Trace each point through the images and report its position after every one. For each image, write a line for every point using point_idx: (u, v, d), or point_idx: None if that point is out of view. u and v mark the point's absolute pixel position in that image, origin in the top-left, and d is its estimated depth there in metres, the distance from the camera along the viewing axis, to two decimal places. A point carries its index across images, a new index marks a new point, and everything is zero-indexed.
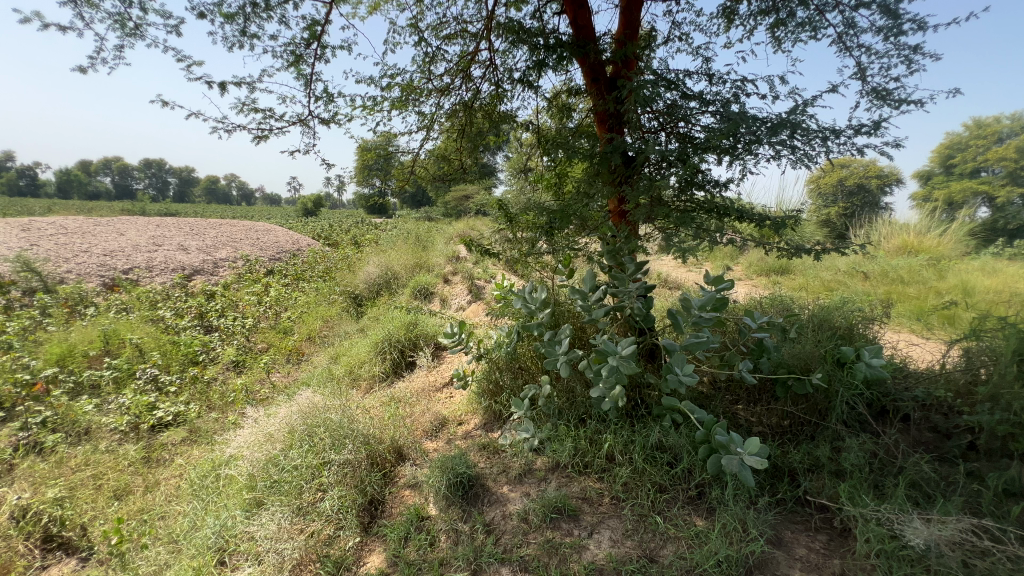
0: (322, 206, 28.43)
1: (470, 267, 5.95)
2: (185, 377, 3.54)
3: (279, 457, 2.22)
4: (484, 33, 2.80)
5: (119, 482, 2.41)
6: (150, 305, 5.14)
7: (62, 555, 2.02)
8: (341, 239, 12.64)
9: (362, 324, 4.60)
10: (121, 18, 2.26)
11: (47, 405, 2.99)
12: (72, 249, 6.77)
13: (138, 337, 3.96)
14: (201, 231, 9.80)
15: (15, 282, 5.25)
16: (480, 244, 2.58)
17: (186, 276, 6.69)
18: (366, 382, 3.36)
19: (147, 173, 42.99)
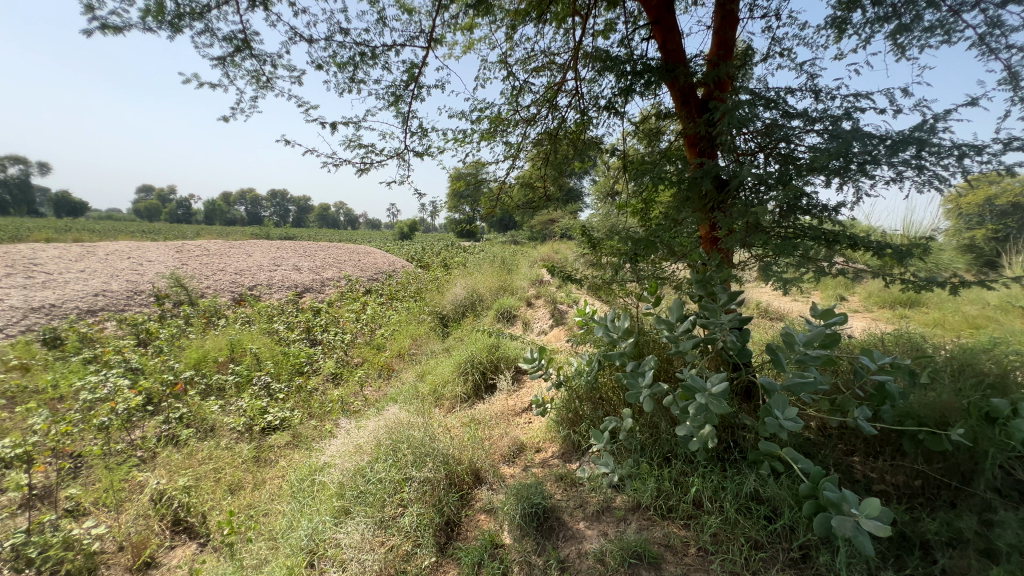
0: (416, 231, 30.41)
1: (553, 291, 5.96)
2: (292, 385, 3.90)
3: (366, 469, 2.34)
4: (571, 63, 2.87)
5: (233, 477, 2.69)
6: (268, 318, 5.79)
7: (186, 539, 2.29)
8: (432, 261, 13.36)
9: (447, 344, 4.77)
10: (257, 74, 2.66)
11: (183, 402, 3.46)
12: (212, 268, 7.88)
13: (256, 348, 4.46)
14: (312, 253, 10.92)
15: (168, 296, 6.22)
16: (563, 270, 2.58)
17: (298, 294, 7.46)
18: (449, 402, 3.46)
19: (272, 203, 49.15)
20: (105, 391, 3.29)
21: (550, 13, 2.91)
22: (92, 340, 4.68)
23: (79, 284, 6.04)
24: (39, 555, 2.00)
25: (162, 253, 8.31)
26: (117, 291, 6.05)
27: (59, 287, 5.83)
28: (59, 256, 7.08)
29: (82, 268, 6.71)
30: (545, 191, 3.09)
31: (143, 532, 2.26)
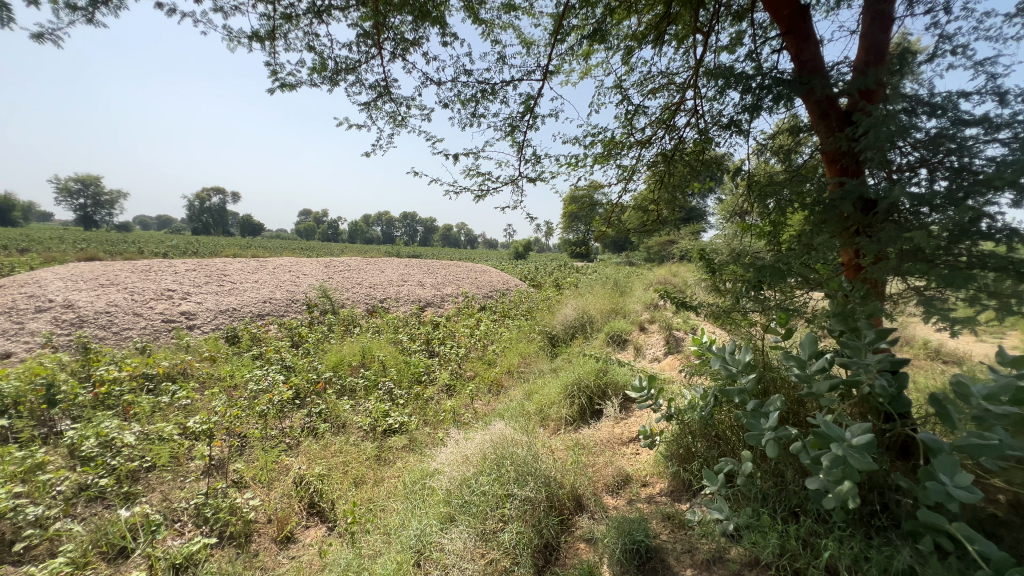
0: (530, 252, 31.27)
1: (669, 316, 5.65)
2: (411, 393, 4.21)
3: (471, 480, 2.42)
4: (691, 82, 2.75)
5: (358, 471, 2.98)
6: (394, 329, 6.36)
7: (318, 521, 2.58)
8: (544, 281, 13.56)
9: (556, 364, 4.78)
10: (395, 114, 3.02)
11: (323, 399, 3.94)
12: (352, 282, 8.94)
13: (383, 356, 4.93)
14: (435, 271, 11.81)
15: (317, 305, 7.18)
16: (677, 296, 2.44)
17: (421, 308, 8.10)
18: (555, 423, 3.45)
19: (404, 224, 54.40)
20: (265, 385, 3.89)
21: (670, 34, 2.84)
22: (260, 339, 5.59)
23: (254, 292, 7.28)
24: (212, 516, 2.42)
25: (315, 268, 9.67)
26: (280, 299, 7.17)
27: (240, 294, 7.09)
28: (242, 269, 8.63)
29: (257, 279, 8.08)
30: (660, 213, 2.98)
31: (286, 509, 2.61)
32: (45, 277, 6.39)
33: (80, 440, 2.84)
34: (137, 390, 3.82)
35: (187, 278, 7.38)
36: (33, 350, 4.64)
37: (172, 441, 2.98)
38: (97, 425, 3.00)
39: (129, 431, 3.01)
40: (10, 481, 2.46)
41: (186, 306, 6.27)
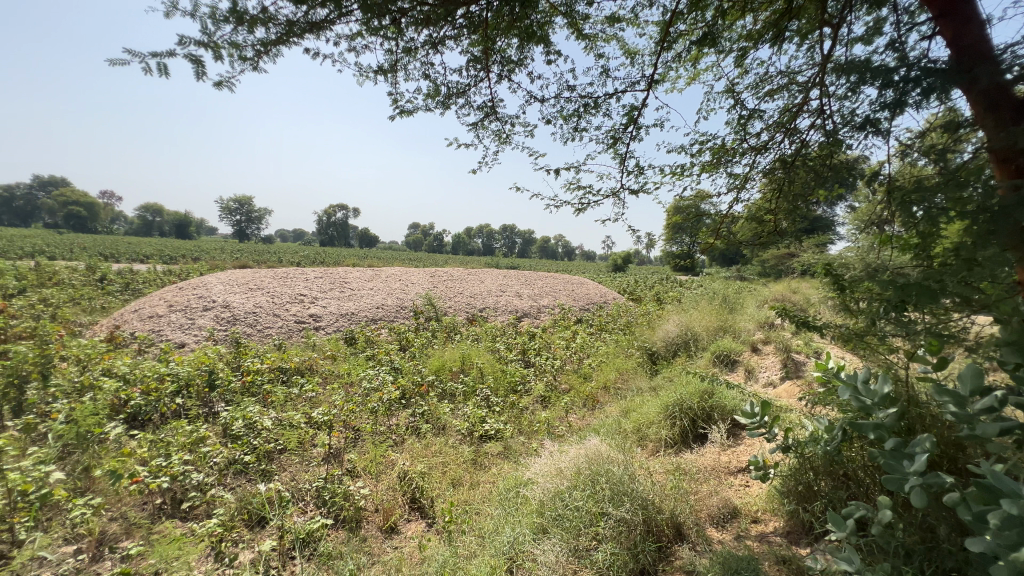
0: (630, 264, 30.39)
1: (787, 337, 5.11)
2: (507, 401, 4.29)
3: (565, 493, 2.39)
4: (816, 80, 2.50)
5: (456, 473, 3.11)
6: (492, 338, 6.56)
7: (418, 516, 2.74)
8: (644, 295, 13.06)
9: (655, 383, 4.56)
10: (500, 132, 3.16)
11: (425, 401, 4.19)
12: (454, 291, 9.41)
13: (481, 363, 5.10)
14: (533, 282, 11.98)
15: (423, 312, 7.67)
16: (798, 315, 2.21)
17: (518, 318, 8.26)
18: (653, 445, 3.28)
19: (503, 237, 56.11)
20: (377, 384, 4.23)
21: (793, 30, 2.61)
22: (373, 341, 6.11)
23: (369, 298, 8.00)
24: (329, 499, 2.68)
25: (421, 277, 10.35)
26: (391, 306, 7.77)
27: (358, 300, 7.83)
28: (359, 277, 9.53)
29: (372, 286, 8.87)
30: (776, 224, 2.73)
31: (391, 501, 2.80)
32: (210, 281, 7.64)
33: (230, 420, 3.32)
34: (274, 381, 4.39)
35: (316, 284, 8.33)
36: (200, 342, 5.56)
37: (300, 428, 3.36)
38: (243, 408, 3.50)
39: (267, 416, 3.46)
40: (181, 450, 2.96)
41: (314, 309, 7.07)
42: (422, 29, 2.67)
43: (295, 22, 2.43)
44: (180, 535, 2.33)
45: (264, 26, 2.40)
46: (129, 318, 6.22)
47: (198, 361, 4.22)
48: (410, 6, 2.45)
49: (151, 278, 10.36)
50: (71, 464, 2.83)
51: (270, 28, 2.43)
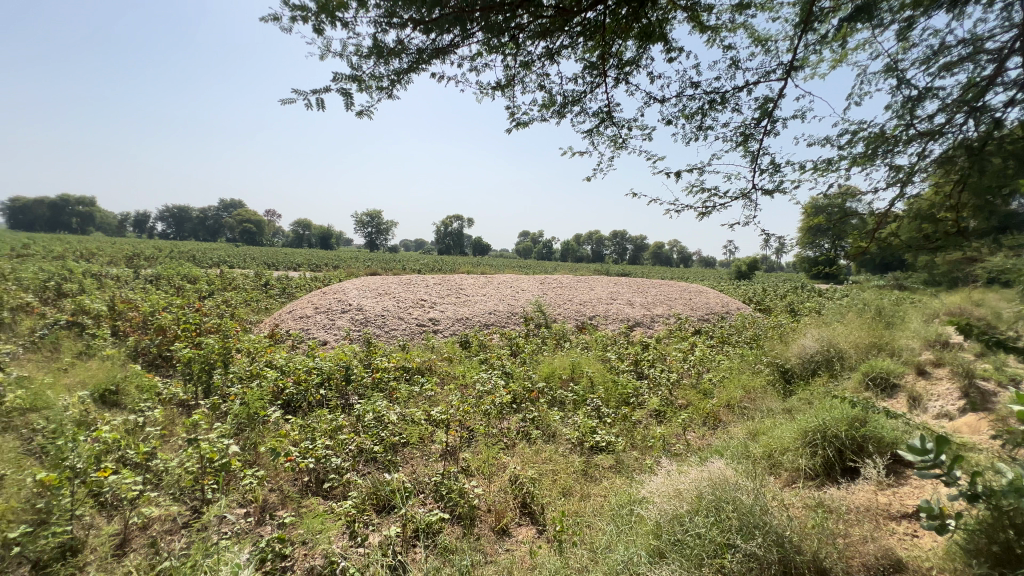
0: (756, 271, 27.71)
1: (967, 359, 4.22)
2: (619, 413, 4.15)
3: (684, 517, 2.24)
4: (1015, 44, 2.03)
5: (566, 482, 3.09)
6: (603, 346, 6.43)
7: (529, 521, 2.77)
8: (774, 305, 11.78)
9: (789, 405, 4.07)
10: (616, 137, 3.09)
11: (535, 407, 4.23)
12: (563, 298, 9.43)
13: (591, 372, 5.02)
14: (645, 290, 11.51)
15: (533, 318, 7.80)
16: (988, 335, 1.81)
17: (629, 327, 8.00)
18: (788, 475, 2.94)
19: (613, 243, 55.02)
20: (490, 387, 4.37)
21: None
22: (486, 346, 6.36)
23: (482, 304, 8.36)
24: (446, 494, 2.84)
25: (531, 284, 10.55)
26: (503, 312, 8.03)
27: (472, 305, 8.23)
28: (473, 283, 10.01)
29: (485, 292, 9.27)
30: (959, 222, 2.21)
31: (503, 503, 2.88)
32: (348, 287, 8.62)
33: (363, 412, 3.69)
34: (399, 378, 4.79)
35: (435, 290, 8.94)
36: (339, 340, 6.30)
37: (421, 424, 3.62)
38: (373, 402, 3.87)
39: (393, 411, 3.78)
40: (323, 436, 3.37)
41: (433, 313, 7.59)
42: (539, 41, 2.74)
43: (424, 49, 2.66)
44: (323, 511, 2.65)
45: (398, 56, 2.66)
46: (285, 317, 7.28)
47: (337, 358, 4.78)
48: (528, 20, 2.53)
49: (302, 283, 12.00)
50: (243, 440, 3.38)
51: (403, 58, 2.69)
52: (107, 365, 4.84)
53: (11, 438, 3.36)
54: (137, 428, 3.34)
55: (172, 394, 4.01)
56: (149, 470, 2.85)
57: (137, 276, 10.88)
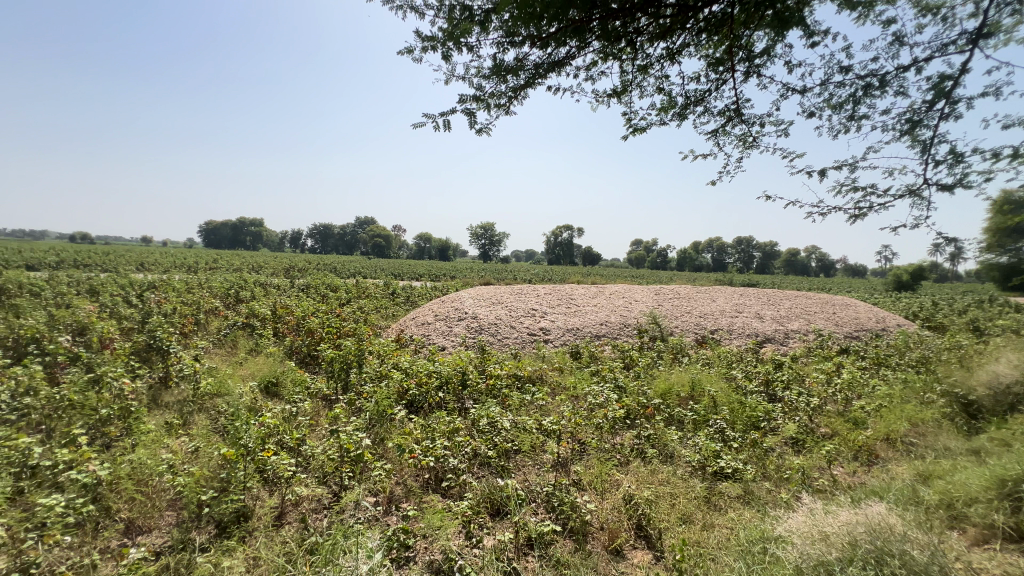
0: (922, 281, 23.38)
1: None
2: (747, 438, 3.74)
3: (833, 566, 1.95)
4: None
5: (686, 508, 2.89)
6: (727, 363, 5.91)
7: (645, 546, 2.64)
8: (950, 321, 9.79)
9: (975, 445, 3.34)
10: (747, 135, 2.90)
11: (651, 424, 4.02)
12: (681, 310, 8.89)
13: (713, 391, 4.63)
14: (777, 302, 10.37)
15: (648, 331, 7.47)
16: None
17: (758, 343, 7.27)
18: (977, 531, 2.39)
19: (737, 251, 50.66)
20: (602, 398, 4.30)
21: None
22: (597, 357, 6.25)
23: (593, 315, 8.24)
24: (557, 506, 2.83)
25: (644, 295, 10.13)
26: (615, 323, 7.84)
27: (583, 315, 8.16)
28: (584, 294, 9.92)
29: (596, 303, 9.12)
30: None
31: (616, 522, 2.79)
32: (464, 296, 9.11)
33: (477, 418, 3.83)
34: (512, 386, 4.91)
35: (546, 300, 9.04)
36: (456, 346, 6.68)
37: (533, 433, 3.66)
38: (487, 408, 4.00)
39: (505, 418, 3.87)
40: (442, 436, 3.58)
41: (544, 322, 7.68)
42: (659, 43, 2.66)
43: (541, 64, 2.74)
44: (442, 509, 2.82)
45: (515, 73, 2.78)
46: (409, 324, 7.92)
47: (454, 363, 5.06)
48: (648, 23, 2.46)
49: (423, 292, 12.98)
50: (374, 434, 3.74)
51: (521, 74, 2.80)
52: (270, 361, 5.71)
53: (204, 417, 4.13)
54: (292, 417, 3.88)
55: (318, 389, 4.59)
56: (300, 453, 3.28)
57: (293, 285, 12.72)
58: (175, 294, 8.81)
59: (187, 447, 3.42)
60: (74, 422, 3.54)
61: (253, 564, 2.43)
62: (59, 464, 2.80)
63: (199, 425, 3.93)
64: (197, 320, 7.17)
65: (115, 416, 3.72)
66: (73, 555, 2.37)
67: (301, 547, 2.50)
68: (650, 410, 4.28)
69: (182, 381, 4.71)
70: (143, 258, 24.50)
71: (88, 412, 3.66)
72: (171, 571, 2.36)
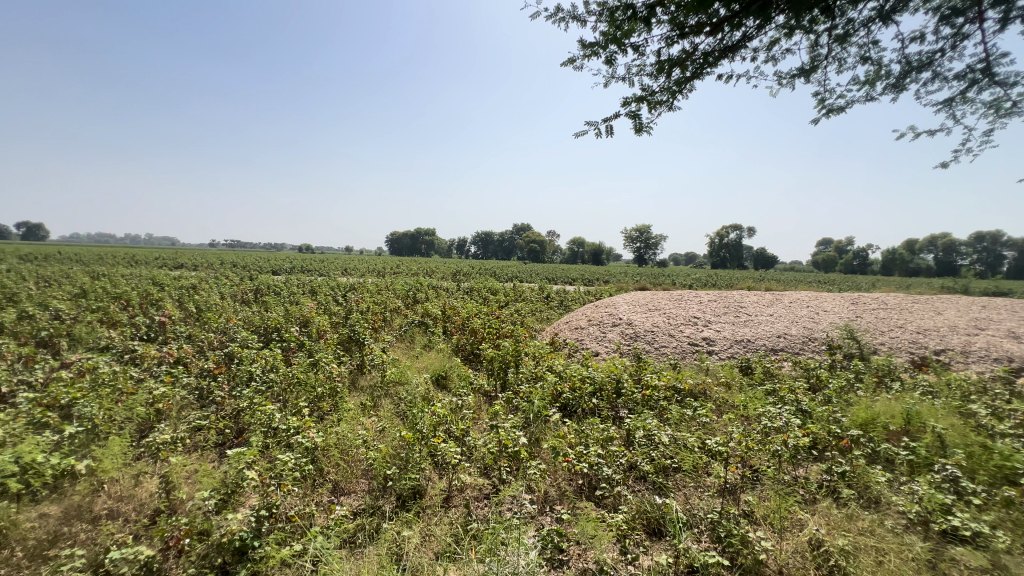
0: None
1: None
2: (995, 495, 2.87)
3: None
4: None
5: (899, 569, 2.36)
6: (961, 394, 4.62)
7: None
8: None
9: None
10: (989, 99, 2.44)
11: (847, 460, 3.36)
12: (890, 324, 7.29)
13: (942, 427, 3.64)
14: None
15: (841, 347, 6.33)
16: None
17: (1012, 371, 5.56)
18: None
19: (975, 250, 39.65)
20: (782, 416, 3.69)
21: None
22: (773, 375, 5.49)
23: (768, 325, 7.30)
24: (724, 537, 2.56)
25: (838, 304, 8.57)
26: (796, 336, 6.85)
27: (755, 326, 7.29)
28: (757, 301, 8.84)
29: (772, 312, 8.05)
30: None
31: (800, 569, 2.42)
32: (618, 301, 8.92)
33: (633, 428, 3.67)
34: (671, 399, 4.59)
35: (709, 307, 8.31)
36: (610, 352, 6.58)
37: (696, 451, 3.38)
38: (643, 419, 3.80)
39: (664, 431, 3.64)
40: (596, 443, 3.54)
41: (708, 332, 7.07)
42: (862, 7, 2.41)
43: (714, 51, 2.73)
44: (596, 518, 2.79)
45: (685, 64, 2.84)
46: (563, 328, 8.06)
47: (609, 370, 4.95)
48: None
49: (577, 297, 13.11)
50: (529, 433, 3.89)
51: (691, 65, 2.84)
52: (440, 356, 6.39)
53: (389, 402, 4.80)
54: (458, 409, 4.26)
55: (481, 386, 4.97)
56: (465, 443, 3.57)
57: (460, 288, 14.05)
58: (369, 295, 10.49)
59: (377, 426, 4.03)
60: (300, 396, 4.46)
61: (427, 538, 2.73)
62: (290, 428, 3.56)
63: (385, 409, 4.59)
64: (384, 317, 8.39)
65: (327, 394, 4.56)
66: (299, 502, 2.98)
67: (465, 531, 2.72)
68: (846, 443, 3.49)
69: (374, 369, 5.57)
70: (348, 264, 29.70)
71: (310, 388, 4.58)
72: (365, 532, 2.79)
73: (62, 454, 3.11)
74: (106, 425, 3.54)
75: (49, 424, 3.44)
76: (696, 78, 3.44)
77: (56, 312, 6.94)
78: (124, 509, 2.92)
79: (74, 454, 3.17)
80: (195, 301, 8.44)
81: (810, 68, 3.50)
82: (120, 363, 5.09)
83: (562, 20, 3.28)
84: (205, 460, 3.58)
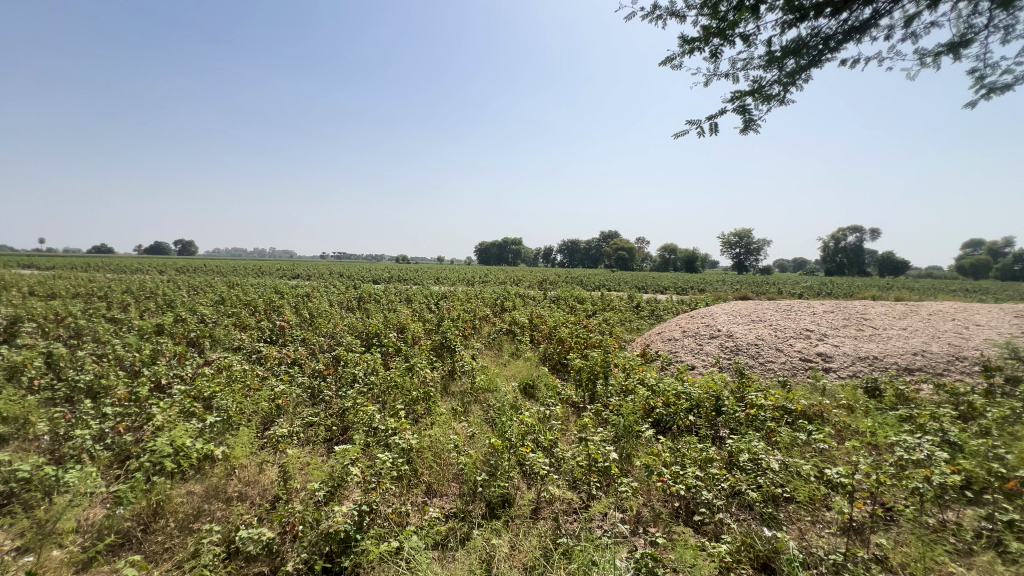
0: None
1: None
2: None
3: None
4: None
5: None
6: None
7: None
8: None
9: None
10: None
11: (1015, 508, 2.74)
12: None
13: None
14: None
15: (1002, 368, 5.25)
16: None
17: None
18: None
19: None
20: (922, 446, 3.18)
21: None
22: (909, 399, 4.75)
23: (900, 341, 6.38)
24: None
25: (996, 318, 7.20)
26: (936, 355, 5.92)
27: (883, 342, 6.40)
28: (886, 313, 7.75)
29: (904, 326, 7.02)
30: None
31: None
32: (717, 311, 8.36)
33: (736, 450, 3.37)
34: (779, 421, 4.17)
35: (825, 319, 7.47)
36: (707, 367, 6.19)
37: (811, 481, 3.04)
38: (748, 441, 3.47)
39: (773, 456, 3.30)
40: (694, 463, 3.32)
41: (824, 347, 6.35)
42: None
43: None
44: (694, 545, 2.61)
45: None
46: (654, 339, 7.74)
47: (707, 386, 4.63)
48: None
49: (669, 305, 12.54)
50: (620, 449, 3.78)
51: None
52: (528, 365, 6.46)
53: (478, 408, 4.93)
54: (546, 418, 4.26)
55: (569, 396, 4.95)
56: (554, 455, 3.55)
57: (546, 297, 14.12)
58: (459, 303, 10.96)
59: (467, 432, 4.17)
60: (398, 398, 4.75)
61: (516, 549, 2.73)
62: (388, 428, 3.80)
63: (475, 414, 4.72)
64: (474, 325, 8.69)
65: (422, 397, 4.79)
66: (397, 501, 3.17)
67: (555, 546, 2.68)
68: (1014, 485, 2.88)
69: (464, 375, 5.78)
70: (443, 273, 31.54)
71: (406, 392, 4.85)
72: (456, 537, 2.88)
73: (205, 440, 3.62)
74: (238, 417, 4.05)
75: (195, 413, 4.03)
76: (814, 65, 3.19)
77: (201, 316, 8.14)
78: (251, 493, 3.30)
79: (214, 441, 3.68)
80: (309, 308, 9.42)
81: (964, 41, 3.05)
82: (249, 362, 5.83)
83: (659, 20, 3.28)
84: (316, 453, 3.94)
